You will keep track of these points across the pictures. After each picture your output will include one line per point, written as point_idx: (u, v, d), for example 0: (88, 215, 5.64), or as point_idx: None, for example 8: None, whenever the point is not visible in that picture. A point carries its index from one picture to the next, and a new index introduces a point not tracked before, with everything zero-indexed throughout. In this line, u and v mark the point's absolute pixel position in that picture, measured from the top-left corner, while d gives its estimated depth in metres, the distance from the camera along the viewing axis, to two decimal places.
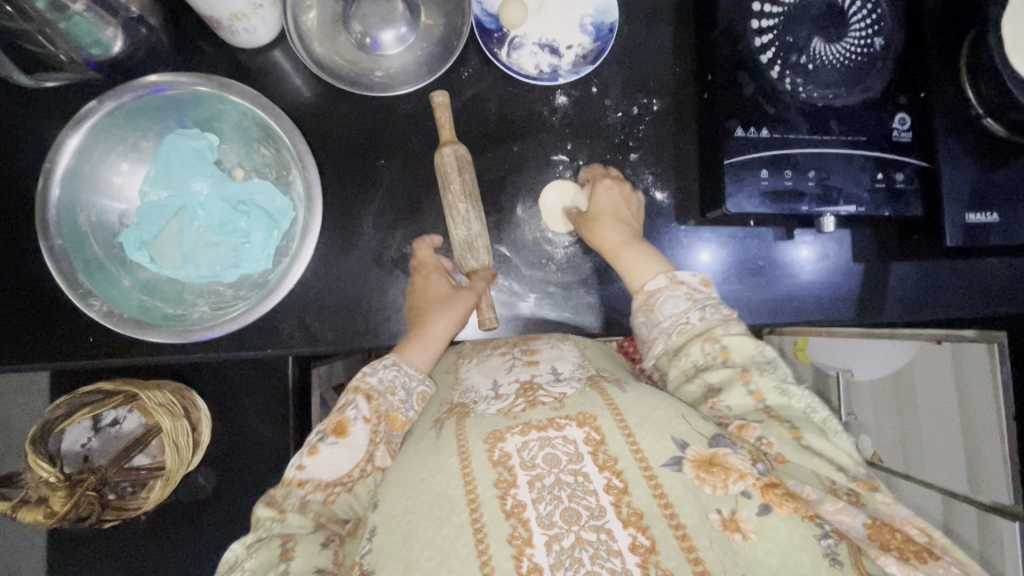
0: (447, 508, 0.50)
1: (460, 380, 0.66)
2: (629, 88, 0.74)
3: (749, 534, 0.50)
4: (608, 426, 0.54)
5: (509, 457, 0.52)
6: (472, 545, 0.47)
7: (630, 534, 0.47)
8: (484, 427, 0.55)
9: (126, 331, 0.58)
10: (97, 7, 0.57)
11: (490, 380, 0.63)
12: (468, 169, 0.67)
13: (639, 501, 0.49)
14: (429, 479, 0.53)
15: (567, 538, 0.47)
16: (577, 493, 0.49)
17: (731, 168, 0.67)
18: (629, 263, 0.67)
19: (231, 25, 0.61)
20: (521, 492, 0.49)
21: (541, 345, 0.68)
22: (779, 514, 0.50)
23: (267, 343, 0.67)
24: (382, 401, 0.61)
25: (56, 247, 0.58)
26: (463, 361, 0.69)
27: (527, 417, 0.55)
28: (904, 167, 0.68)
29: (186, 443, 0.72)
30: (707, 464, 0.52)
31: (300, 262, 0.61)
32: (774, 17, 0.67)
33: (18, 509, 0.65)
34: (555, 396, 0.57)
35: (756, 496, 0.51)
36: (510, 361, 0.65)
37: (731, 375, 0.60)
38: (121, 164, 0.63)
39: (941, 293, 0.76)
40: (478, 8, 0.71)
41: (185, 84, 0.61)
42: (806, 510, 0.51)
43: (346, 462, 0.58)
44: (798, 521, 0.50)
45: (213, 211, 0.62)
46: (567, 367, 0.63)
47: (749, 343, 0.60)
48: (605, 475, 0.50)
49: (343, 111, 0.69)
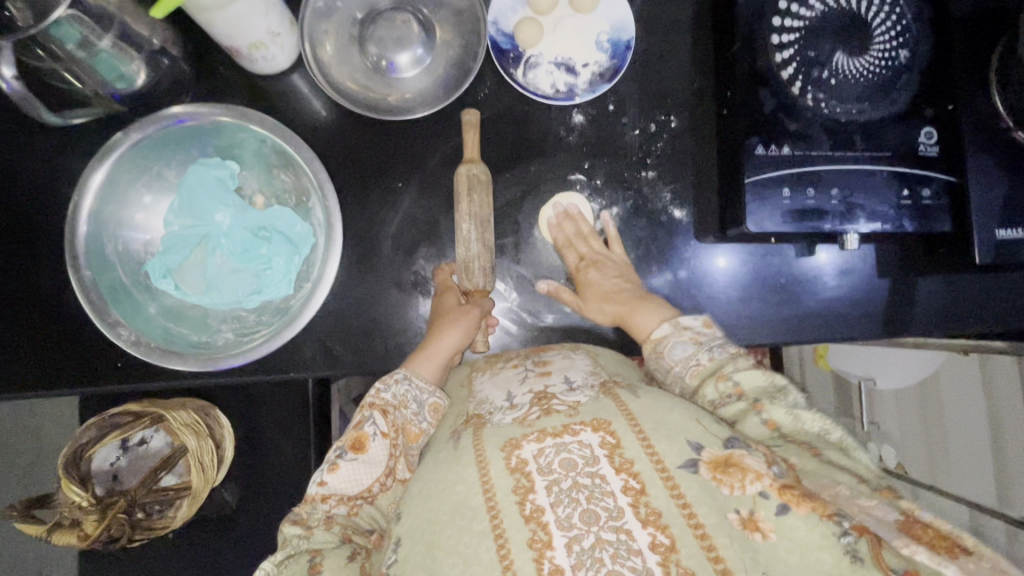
0: (468, 516, 0.50)
1: (473, 394, 0.66)
2: (647, 105, 0.73)
3: (768, 534, 0.50)
4: (623, 430, 0.53)
5: (526, 463, 0.52)
6: (495, 551, 0.48)
7: (649, 533, 0.48)
8: (500, 435, 0.56)
9: (154, 359, 0.59)
10: (123, 44, 0.56)
11: (505, 392, 0.63)
12: (480, 191, 0.67)
13: (657, 501, 0.49)
14: (448, 488, 0.53)
15: (587, 539, 0.47)
16: (595, 495, 0.49)
17: (753, 186, 0.66)
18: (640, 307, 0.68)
19: (250, 54, 0.63)
20: (539, 497, 0.50)
21: (553, 356, 0.68)
22: (796, 513, 0.50)
23: (290, 366, 0.68)
24: (397, 415, 0.62)
25: (84, 276, 0.59)
26: (477, 375, 0.69)
27: (541, 424, 0.55)
28: (931, 182, 0.67)
29: (212, 462, 0.73)
30: (723, 465, 0.52)
31: (324, 288, 0.62)
32: (795, 32, 0.65)
33: (53, 532, 0.68)
34: (570, 403, 0.57)
35: (773, 497, 0.51)
36: (523, 373, 0.65)
37: (744, 407, 0.59)
38: (144, 197, 0.64)
39: (971, 305, 0.74)
40: (493, 29, 0.70)
41: (207, 115, 0.62)
42: (825, 509, 0.51)
43: (368, 475, 0.60)
44: (817, 521, 0.50)
45: (236, 239, 0.62)
46: (579, 376, 0.63)
47: (759, 375, 0.60)
48: (622, 477, 0.50)
49: (361, 134, 0.69)
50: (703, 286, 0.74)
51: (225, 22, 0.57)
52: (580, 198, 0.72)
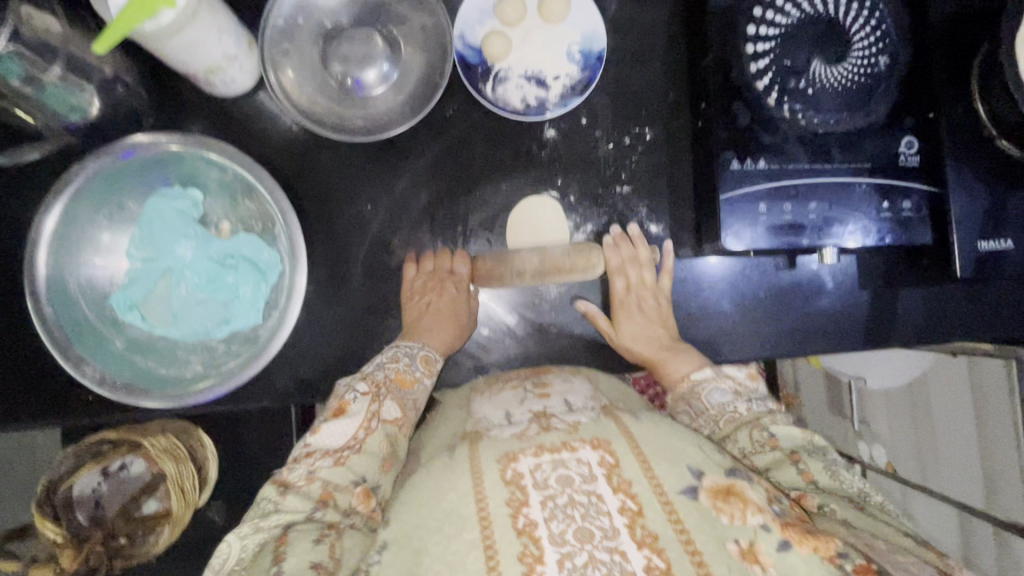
0: (458, 524, 0.47)
1: (472, 414, 0.63)
2: (621, 118, 0.71)
3: (768, 568, 0.46)
4: (623, 451, 0.51)
5: (522, 477, 0.49)
6: (483, 561, 0.45)
7: (643, 555, 0.45)
8: (498, 447, 0.53)
9: (119, 396, 0.58)
10: (71, 75, 0.56)
11: (503, 412, 0.60)
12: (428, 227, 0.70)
13: (654, 524, 0.47)
14: (441, 496, 0.50)
15: (580, 556, 0.45)
16: (590, 514, 0.47)
17: (727, 202, 0.64)
18: (670, 356, 0.68)
19: (208, 78, 0.60)
20: (533, 510, 0.47)
21: (553, 378, 0.66)
22: (798, 551, 0.46)
23: (264, 395, 0.67)
24: (376, 372, 0.63)
25: (45, 311, 0.58)
26: (475, 398, 0.66)
27: (540, 439, 0.52)
28: (910, 195, 0.65)
29: (192, 486, 0.74)
30: (724, 493, 0.49)
31: (290, 318, 0.61)
32: (771, 40, 0.63)
33: (30, 567, 0.68)
34: (570, 423, 0.55)
35: (775, 531, 0.47)
36: (522, 395, 0.63)
37: (778, 458, 0.58)
38: (102, 235, 0.63)
39: (953, 318, 0.73)
40: (459, 43, 0.68)
41: (162, 145, 0.60)
42: (828, 550, 0.46)
43: (350, 427, 0.58)
44: (818, 563, 0.45)
45: (200, 270, 0.61)
46: (579, 400, 0.61)
47: (798, 432, 0.59)
48: (620, 497, 0.48)
49: (328, 154, 0.68)
50: (699, 293, 0.74)
51: (178, 50, 0.55)
52: (553, 208, 0.70)
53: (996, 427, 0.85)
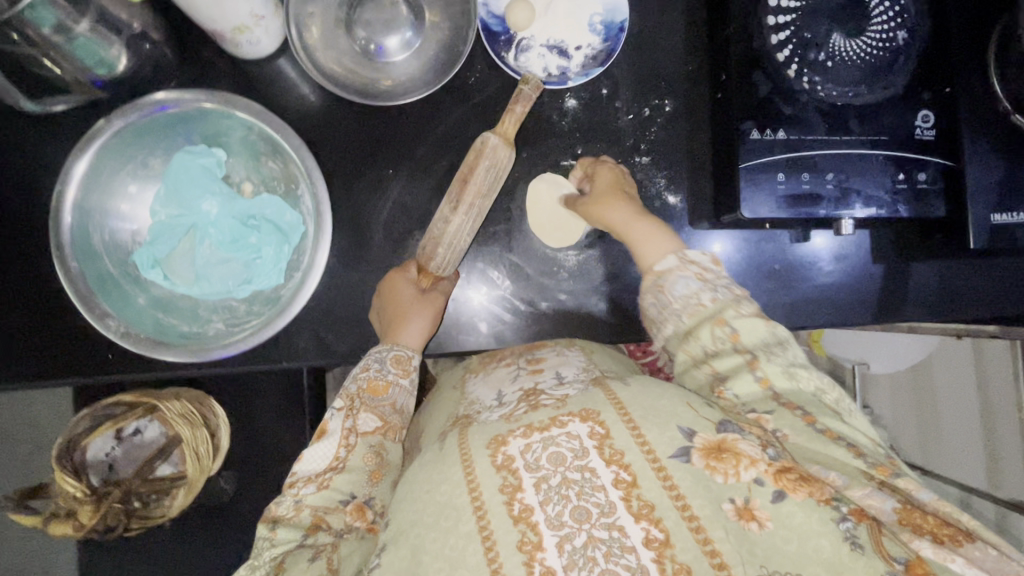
0: (453, 517, 0.47)
1: (467, 394, 0.67)
2: (641, 89, 0.72)
3: (765, 523, 0.47)
4: (612, 420, 0.50)
5: (512, 461, 0.49)
6: (482, 553, 0.45)
7: (642, 528, 0.45)
8: (486, 433, 0.52)
9: (144, 348, 0.59)
10: (102, 29, 0.56)
11: (495, 392, 0.63)
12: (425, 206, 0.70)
13: (649, 493, 0.46)
14: (433, 490, 0.50)
15: (578, 537, 0.45)
16: (585, 491, 0.46)
17: (747, 171, 0.65)
18: (637, 238, 0.64)
19: (234, 37, 0.61)
20: (527, 496, 0.47)
21: (546, 353, 0.68)
22: (794, 499, 0.47)
23: (283, 356, 0.67)
24: (347, 386, 0.63)
25: (72, 268, 0.59)
26: (470, 377, 0.71)
27: (528, 419, 0.52)
28: (926, 166, 0.66)
29: (207, 452, 0.73)
30: (716, 451, 0.49)
31: (313, 276, 0.62)
32: (792, 12, 0.64)
33: (51, 521, 0.70)
34: (558, 397, 0.55)
35: (769, 483, 0.48)
36: (515, 372, 0.65)
37: (739, 364, 0.56)
38: (129, 184, 0.63)
39: (964, 293, 0.75)
40: (484, 11, 0.69)
41: (190, 101, 0.61)
42: (821, 493, 0.48)
43: (329, 448, 0.60)
44: (814, 506, 0.47)
45: (224, 228, 0.61)
46: (571, 372, 0.63)
47: (761, 325, 0.57)
48: (613, 469, 0.47)
49: (350, 119, 0.68)
50: None
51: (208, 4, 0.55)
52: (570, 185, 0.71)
53: (1002, 409, 0.87)
